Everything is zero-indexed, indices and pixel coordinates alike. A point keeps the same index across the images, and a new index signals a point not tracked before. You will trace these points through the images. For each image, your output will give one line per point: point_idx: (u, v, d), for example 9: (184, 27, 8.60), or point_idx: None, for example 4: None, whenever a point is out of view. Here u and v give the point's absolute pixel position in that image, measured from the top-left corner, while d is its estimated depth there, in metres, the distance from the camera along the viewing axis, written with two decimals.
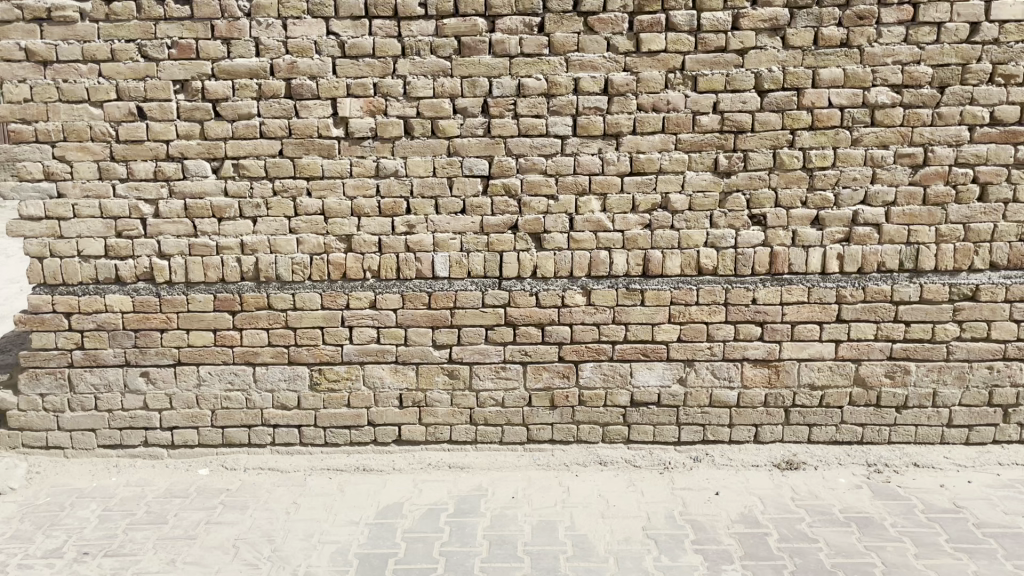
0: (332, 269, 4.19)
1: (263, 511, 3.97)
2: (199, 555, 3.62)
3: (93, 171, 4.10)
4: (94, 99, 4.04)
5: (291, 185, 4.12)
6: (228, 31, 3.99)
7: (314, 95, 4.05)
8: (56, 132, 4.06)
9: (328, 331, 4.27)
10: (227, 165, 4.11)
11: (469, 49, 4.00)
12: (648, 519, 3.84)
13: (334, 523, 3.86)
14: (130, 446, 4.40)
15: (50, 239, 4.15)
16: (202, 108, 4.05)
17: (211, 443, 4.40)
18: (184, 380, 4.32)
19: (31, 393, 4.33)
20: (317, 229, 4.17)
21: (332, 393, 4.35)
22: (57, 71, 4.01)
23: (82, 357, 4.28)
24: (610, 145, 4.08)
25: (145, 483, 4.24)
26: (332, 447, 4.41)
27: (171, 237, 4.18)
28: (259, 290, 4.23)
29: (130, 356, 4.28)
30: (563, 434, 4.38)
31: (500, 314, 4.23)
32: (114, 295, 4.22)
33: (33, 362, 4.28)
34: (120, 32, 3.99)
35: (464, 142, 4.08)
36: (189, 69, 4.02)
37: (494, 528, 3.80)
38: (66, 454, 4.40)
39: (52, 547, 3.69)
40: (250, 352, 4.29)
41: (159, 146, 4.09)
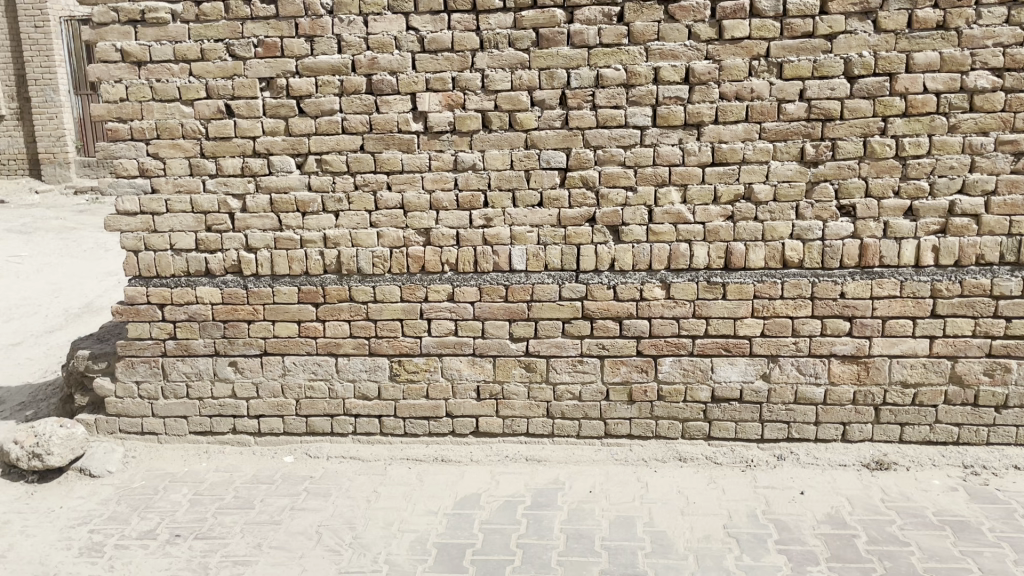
0: (411, 262, 4.25)
1: (345, 499, 4.06)
2: (284, 541, 3.73)
3: (184, 167, 4.25)
4: (185, 98, 4.18)
5: (372, 180, 4.19)
6: (311, 29, 4.08)
7: (395, 90, 4.10)
8: (150, 130, 4.23)
9: (407, 324, 4.33)
10: (311, 160, 4.20)
11: (548, 41, 3.98)
12: (729, 517, 3.77)
13: (413, 513, 3.92)
14: (219, 433, 4.55)
15: (145, 233, 4.33)
16: (287, 105, 4.15)
17: (295, 431, 4.51)
18: (270, 369, 4.44)
19: (127, 381, 4.52)
20: (397, 223, 4.23)
21: (411, 384, 4.40)
22: (151, 71, 4.18)
23: (175, 346, 4.45)
24: (691, 135, 4.00)
25: (233, 469, 4.38)
26: (411, 437, 4.46)
27: (258, 231, 4.30)
28: (341, 283, 4.31)
29: (219, 346, 4.43)
30: (642, 429, 4.33)
31: (578, 308, 4.21)
32: (205, 287, 4.37)
33: (129, 352, 4.48)
34: (209, 32, 4.12)
35: (542, 134, 4.06)
36: (274, 67, 4.12)
37: (572, 522, 3.79)
38: (160, 439, 4.58)
39: (146, 528, 3.87)
40: (333, 343, 4.38)
41: (246, 142, 4.21)
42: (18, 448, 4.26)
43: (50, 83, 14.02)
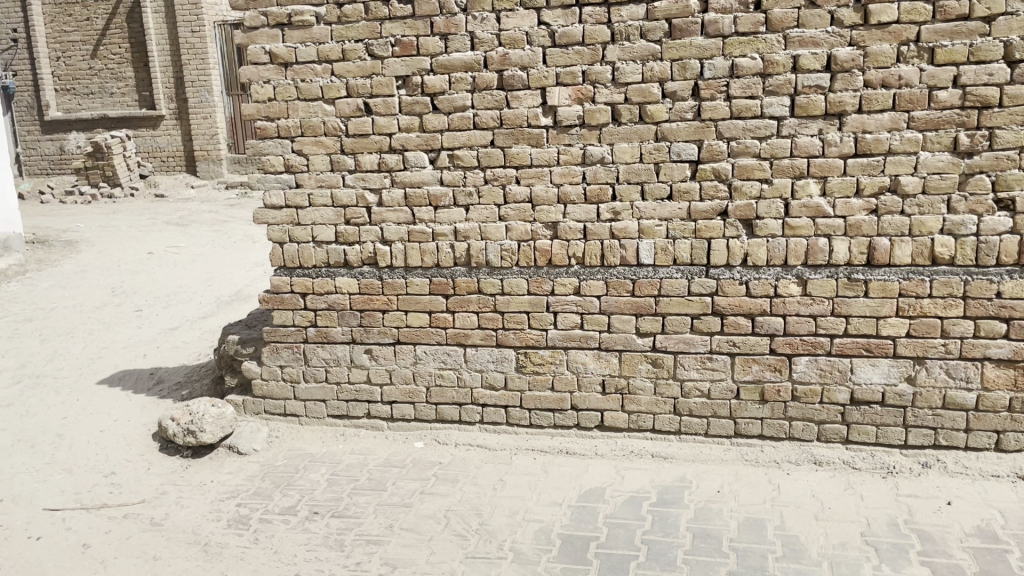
0: (539, 255, 4.29)
1: (472, 486, 4.16)
2: (415, 523, 3.86)
3: (325, 163, 4.46)
4: (327, 97, 4.38)
5: (502, 174, 4.26)
6: (446, 27, 4.18)
7: (525, 85, 4.15)
8: (295, 128, 4.45)
9: (534, 316, 4.37)
10: (443, 155, 4.31)
11: (681, 31, 3.92)
12: (866, 525, 3.61)
13: (538, 503, 3.97)
14: (354, 417, 4.75)
15: (289, 226, 4.58)
16: (422, 102, 4.28)
17: (425, 418, 4.65)
18: (403, 358, 4.60)
19: (272, 364, 4.80)
20: (525, 217, 4.28)
21: (537, 376, 4.44)
22: (297, 71, 4.40)
23: (315, 333, 4.69)
24: (832, 125, 3.83)
25: (367, 452, 4.56)
26: (537, 428, 4.50)
27: (392, 224, 4.45)
28: (471, 275, 4.41)
29: (356, 334, 4.63)
30: (774, 429, 4.20)
31: (708, 303, 4.13)
32: (343, 277, 4.57)
33: (274, 337, 4.75)
34: (349, 33, 4.30)
35: (673, 126, 4.01)
36: (410, 65, 4.25)
37: (699, 521, 3.73)
38: (301, 421, 4.83)
39: (287, 504, 4.11)
40: (462, 334, 4.49)
41: (382, 139, 4.37)
42: (175, 424, 4.64)
43: (205, 83, 14.97)
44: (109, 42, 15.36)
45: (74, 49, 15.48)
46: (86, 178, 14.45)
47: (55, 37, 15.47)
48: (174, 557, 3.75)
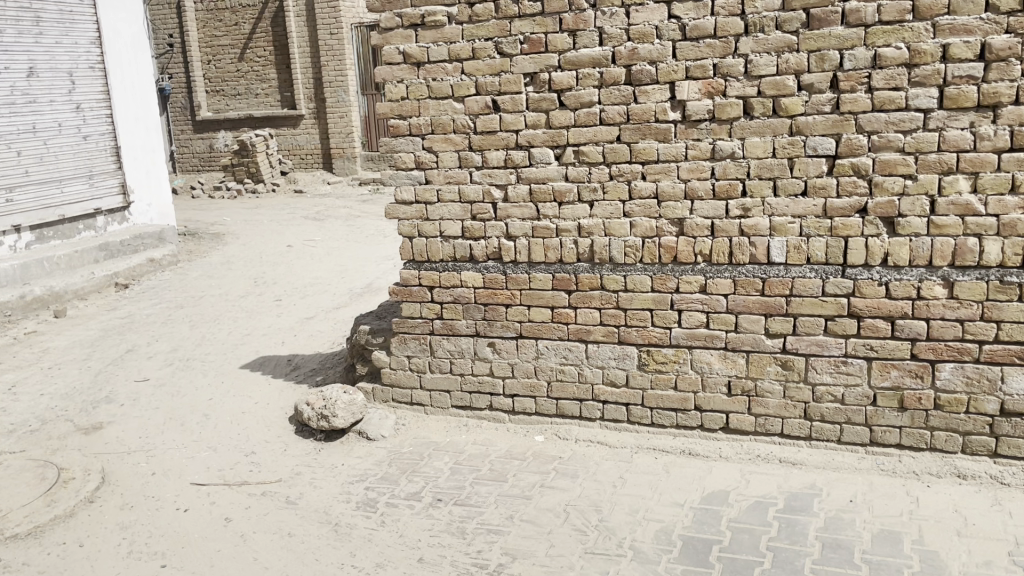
0: (664, 252, 4.24)
1: (592, 482, 4.16)
2: (535, 515, 3.91)
3: (454, 160, 4.57)
4: (457, 95, 4.49)
5: (627, 170, 4.23)
6: (574, 23, 4.19)
7: (654, 80, 4.10)
8: (426, 126, 4.59)
9: (658, 314, 4.32)
10: (569, 151, 4.33)
11: (819, 21, 3.77)
12: (1015, 544, 3.38)
13: (659, 502, 3.93)
14: (477, 408, 4.85)
15: (418, 221, 4.72)
16: (549, 98, 4.31)
17: (546, 412, 4.69)
18: (525, 352, 4.65)
19: (400, 354, 4.96)
20: (650, 213, 4.24)
21: (660, 374, 4.39)
22: (429, 70, 4.52)
23: (441, 326, 4.81)
24: (985, 118, 3.61)
25: (488, 444, 4.65)
26: (659, 428, 4.45)
27: (517, 220, 4.52)
28: (594, 271, 4.41)
29: (480, 327, 4.72)
30: (913, 439, 3.98)
31: (843, 305, 3.96)
32: (468, 271, 4.67)
33: (402, 328, 4.91)
34: (480, 31, 4.38)
35: (809, 120, 3.86)
36: (538, 62, 4.30)
37: (829, 530, 3.59)
38: (426, 410, 4.97)
39: (413, 490, 4.25)
40: (584, 330, 4.49)
41: (510, 136, 4.43)
42: (309, 409, 4.88)
43: (341, 85, 15.63)
44: (254, 45, 16.23)
45: (223, 52, 16.48)
46: (232, 175, 15.38)
47: (207, 41, 16.51)
48: (307, 534, 3.96)
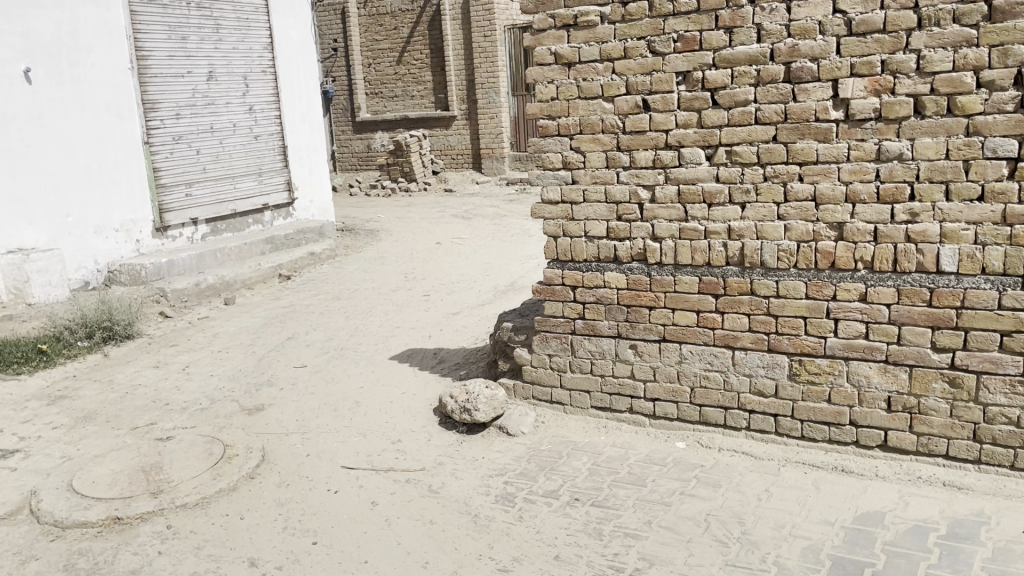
0: (820, 257, 4.05)
1: (736, 493, 4.04)
2: (674, 522, 3.84)
3: (601, 160, 4.56)
4: (607, 95, 4.47)
5: (783, 171, 4.08)
6: (731, 20, 4.09)
7: (815, 77, 3.93)
8: (574, 126, 4.60)
9: (811, 322, 4.14)
10: (721, 152, 4.22)
11: (1002, 13, 3.52)
12: None
13: (806, 519, 3.76)
14: (617, 410, 4.81)
15: (564, 220, 4.74)
16: (702, 97, 4.22)
17: (689, 418, 4.58)
18: (668, 355, 4.57)
19: (541, 352, 5.00)
20: (806, 216, 4.06)
21: (812, 386, 4.19)
22: (579, 71, 4.53)
23: (583, 326, 4.81)
24: None
25: (628, 446, 4.60)
26: (809, 441, 4.26)
27: (664, 220, 4.45)
28: (743, 276, 4.28)
29: (622, 328, 4.68)
30: None
31: (1021, 319, 3.67)
32: (612, 272, 4.65)
33: (545, 326, 4.95)
34: (633, 30, 4.35)
35: (989, 119, 3.61)
36: (692, 60, 4.21)
37: (998, 562, 3.32)
38: (566, 409, 4.98)
39: (550, 488, 4.28)
40: (731, 336, 4.36)
41: (659, 135, 4.37)
42: (452, 401, 5.02)
43: (493, 85, 15.95)
44: (412, 48, 16.84)
45: (383, 56, 17.21)
46: (387, 174, 16.04)
47: (368, 46, 17.30)
48: (447, 523, 4.07)
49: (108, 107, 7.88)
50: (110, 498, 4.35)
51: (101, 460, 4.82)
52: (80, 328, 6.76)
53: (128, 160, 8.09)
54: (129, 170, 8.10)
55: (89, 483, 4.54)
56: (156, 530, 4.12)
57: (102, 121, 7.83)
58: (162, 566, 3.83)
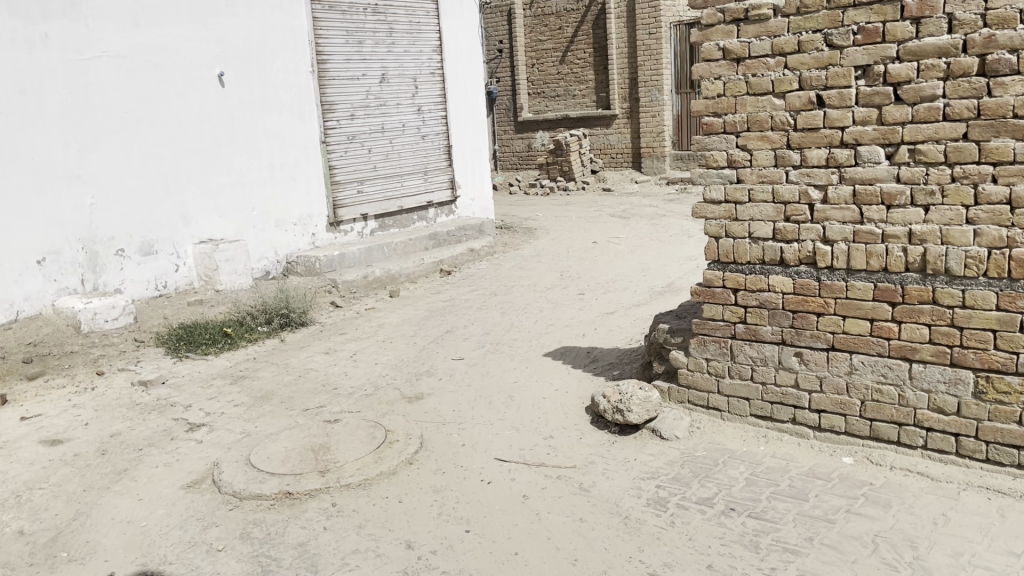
0: (1014, 265, 3.74)
1: (908, 515, 3.77)
2: (837, 541, 3.65)
3: (770, 158, 4.40)
4: (778, 91, 4.31)
5: (974, 171, 3.79)
6: (919, 10, 3.83)
7: (1015, 70, 3.63)
8: (741, 123, 4.46)
9: (1002, 336, 3.82)
10: (903, 150, 3.97)
11: None
12: None
13: (989, 549, 3.47)
14: (779, 420, 4.62)
15: (727, 221, 4.60)
16: (883, 92, 3.98)
17: (857, 433, 4.33)
18: (836, 365, 4.33)
19: (698, 356, 4.87)
20: (1000, 220, 3.76)
21: (1002, 406, 3.86)
22: (749, 66, 4.39)
23: (744, 330, 4.65)
24: None
25: (789, 458, 4.41)
26: (995, 465, 3.92)
27: (837, 222, 4.23)
28: (924, 283, 3.99)
29: (787, 334, 4.49)
30: None
31: None
32: (778, 276, 4.47)
33: (703, 330, 4.82)
34: (808, 23, 4.17)
35: None
36: (873, 53, 3.99)
37: None
38: (723, 416, 4.84)
39: (705, 495, 4.17)
40: (908, 347, 4.09)
41: (834, 133, 4.16)
42: (605, 401, 5.00)
43: (656, 83, 15.79)
44: (575, 48, 16.93)
45: (546, 56, 17.41)
46: (546, 173, 16.22)
47: (532, 46, 17.58)
48: (598, 522, 4.06)
49: (290, 108, 8.43)
50: (282, 474, 4.66)
51: (275, 438, 5.16)
52: (260, 314, 7.28)
53: (307, 158, 8.65)
54: (307, 167, 8.66)
55: (264, 459, 4.88)
56: (322, 507, 4.37)
57: (284, 122, 8.40)
58: (327, 541, 4.05)
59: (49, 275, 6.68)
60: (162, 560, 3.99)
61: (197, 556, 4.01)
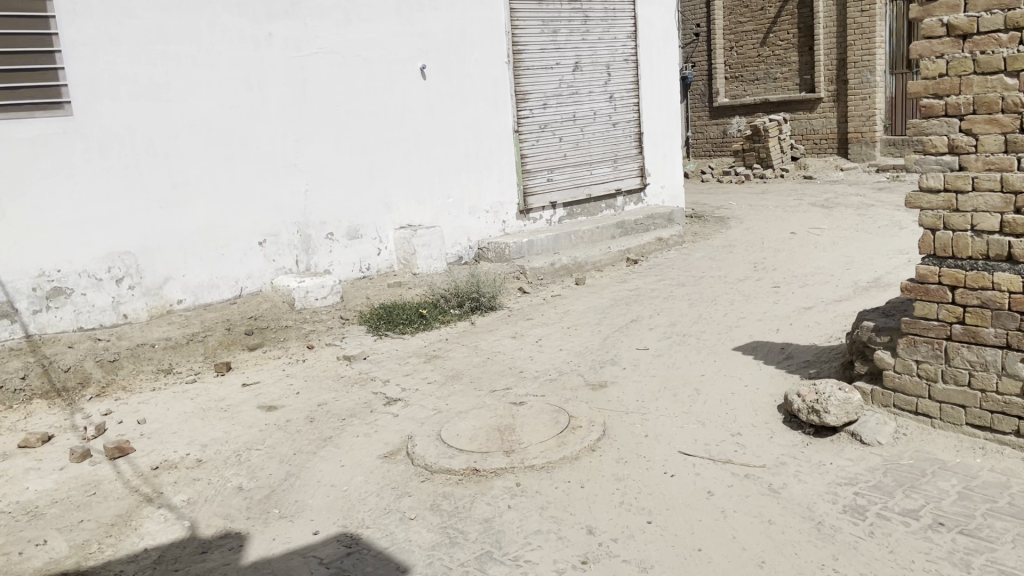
0: None
1: None
2: None
3: (999, 143, 4.01)
4: (1011, 69, 3.92)
5: None
6: None
7: None
8: (966, 105, 4.09)
9: None
10: None
11: None
12: None
13: None
14: (1001, 432, 4.20)
15: (945, 212, 4.23)
16: None
17: None
18: None
19: (907, 357, 4.51)
20: None
21: None
22: (977, 43, 4.02)
23: (962, 331, 4.25)
24: None
25: (1011, 473, 3.99)
26: None
27: None
28: None
29: (1013, 338, 4.06)
30: None
31: None
32: (1005, 273, 4.05)
33: (913, 329, 4.46)
34: None
35: None
36: None
37: None
38: (934, 423, 4.46)
39: (910, 506, 3.88)
40: None
41: None
42: (800, 400, 4.77)
43: (868, 63, 14.79)
44: (778, 28, 16.28)
45: (747, 38, 16.85)
46: (743, 161, 15.67)
47: (732, 28, 17.05)
48: (788, 525, 3.88)
49: (486, 98, 8.70)
50: (470, 451, 4.84)
51: (464, 416, 5.37)
52: (452, 298, 7.58)
53: (501, 147, 8.90)
54: (500, 156, 8.91)
55: (453, 435, 5.08)
56: (507, 486, 4.49)
57: (480, 112, 8.68)
58: (510, 519, 4.16)
59: (268, 256, 7.32)
60: (360, 524, 4.27)
61: (391, 522, 4.26)
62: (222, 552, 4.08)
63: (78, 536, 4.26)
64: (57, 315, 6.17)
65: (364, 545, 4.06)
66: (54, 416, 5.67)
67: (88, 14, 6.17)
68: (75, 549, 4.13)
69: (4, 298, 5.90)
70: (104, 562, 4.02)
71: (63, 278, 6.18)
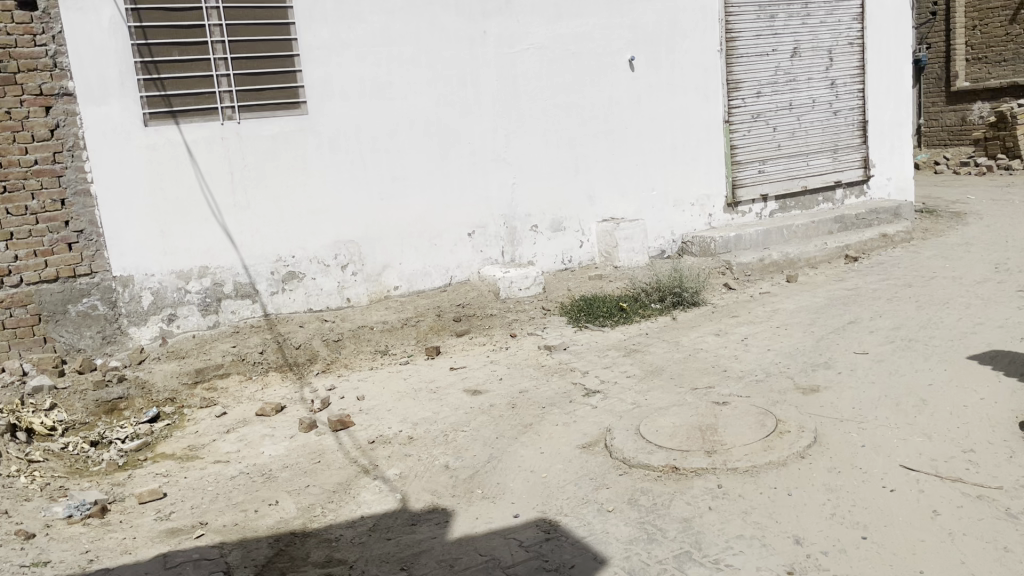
0: None
1: None
2: None
3: None
4: None
5: None
6: None
7: None
8: None
9: None
10: None
11: None
12: None
13: None
14: None
15: None
16: None
17: None
18: None
19: None
20: None
21: None
22: None
23: None
24: None
25: None
26: None
27: None
28: None
29: None
30: None
31: None
32: None
33: None
34: None
35: None
36: None
37: None
38: None
39: None
40: None
41: None
42: None
43: None
44: None
45: (993, 15, 15.27)
46: (984, 150, 14.40)
47: (976, 5, 15.55)
48: None
49: (696, 89, 8.52)
50: (670, 448, 4.76)
51: (665, 412, 5.30)
52: (654, 291, 7.52)
53: (710, 138, 8.68)
54: (708, 148, 8.69)
55: (653, 431, 5.03)
56: (708, 487, 4.38)
57: (689, 103, 8.50)
58: (712, 521, 4.06)
59: (477, 246, 7.60)
60: (559, 511, 4.34)
61: (590, 513, 4.29)
62: (429, 526, 4.30)
63: (305, 499, 4.66)
64: (290, 296, 6.77)
65: (563, 532, 4.12)
66: (286, 388, 6.25)
67: (323, 20, 6.70)
68: (301, 511, 4.53)
69: (247, 279, 6.59)
70: (326, 525, 4.37)
71: (296, 263, 6.77)
